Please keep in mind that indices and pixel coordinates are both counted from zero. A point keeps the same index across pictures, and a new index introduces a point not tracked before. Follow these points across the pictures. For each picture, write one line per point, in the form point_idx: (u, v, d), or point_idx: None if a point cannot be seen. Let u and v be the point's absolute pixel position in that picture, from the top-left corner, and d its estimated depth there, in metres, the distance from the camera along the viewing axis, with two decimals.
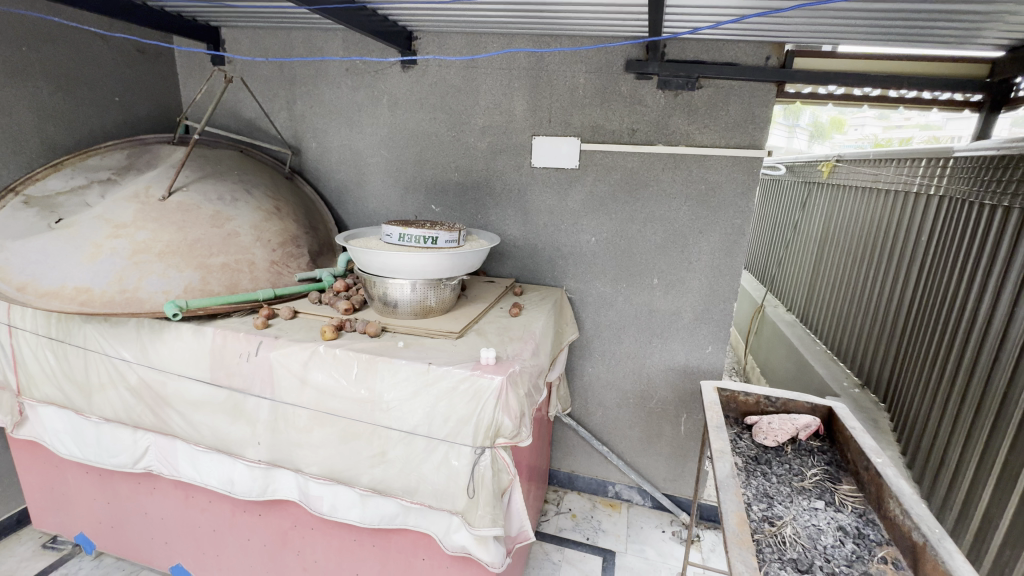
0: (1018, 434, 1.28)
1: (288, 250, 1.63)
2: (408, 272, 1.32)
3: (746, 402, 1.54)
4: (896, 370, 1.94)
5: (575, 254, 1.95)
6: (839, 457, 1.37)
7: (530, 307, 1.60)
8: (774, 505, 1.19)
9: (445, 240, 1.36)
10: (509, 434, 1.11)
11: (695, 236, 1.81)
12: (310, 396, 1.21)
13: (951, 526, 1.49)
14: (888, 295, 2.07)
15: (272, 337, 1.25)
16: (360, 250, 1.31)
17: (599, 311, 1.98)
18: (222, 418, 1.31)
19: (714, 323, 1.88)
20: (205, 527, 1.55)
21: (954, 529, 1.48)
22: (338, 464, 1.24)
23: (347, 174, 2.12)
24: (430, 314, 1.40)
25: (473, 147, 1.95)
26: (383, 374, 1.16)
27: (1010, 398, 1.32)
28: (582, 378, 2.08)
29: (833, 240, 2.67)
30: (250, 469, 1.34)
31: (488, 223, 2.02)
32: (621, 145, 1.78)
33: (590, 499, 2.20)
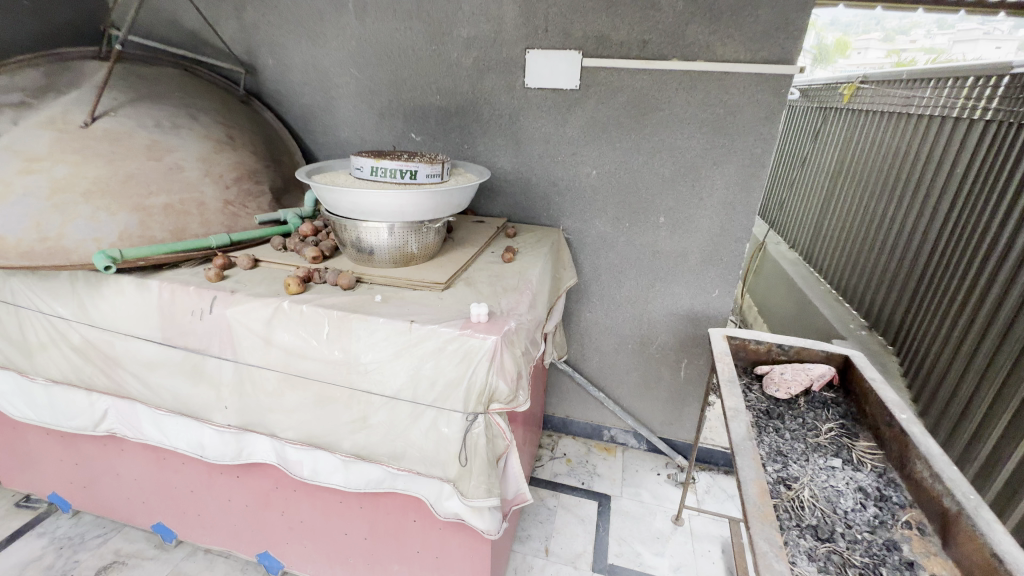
0: None
1: (246, 188, 1.42)
2: (383, 214, 1.12)
3: (757, 351, 1.43)
4: (912, 313, 1.84)
5: (573, 189, 1.75)
6: (855, 408, 1.29)
7: (525, 251, 1.43)
8: (790, 465, 1.11)
9: (425, 174, 1.17)
10: (505, 399, 0.98)
11: (708, 169, 1.61)
12: (277, 357, 1.07)
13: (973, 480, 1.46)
14: (909, 232, 1.92)
15: (227, 292, 1.08)
16: (326, 188, 1.11)
17: (598, 253, 1.82)
18: (181, 381, 1.17)
19: (722, 265, 1.73)
20: (183, 488, 1.46)
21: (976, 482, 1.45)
22: (316, 430, 1.12)
23: (312, 98, 1.84)
24: (413, 262, 1.23)
25: (457, 64, 1.68)
26: (358, 333, 1.01)
27: None
28: (579, 323, 1.96)
29: (849, 171, 2.48)
30: (219, 434, 1.22)
31: (475, 154, 1.79)
32: (628, 61, 1.53)
33: (585, 443, 2.17)
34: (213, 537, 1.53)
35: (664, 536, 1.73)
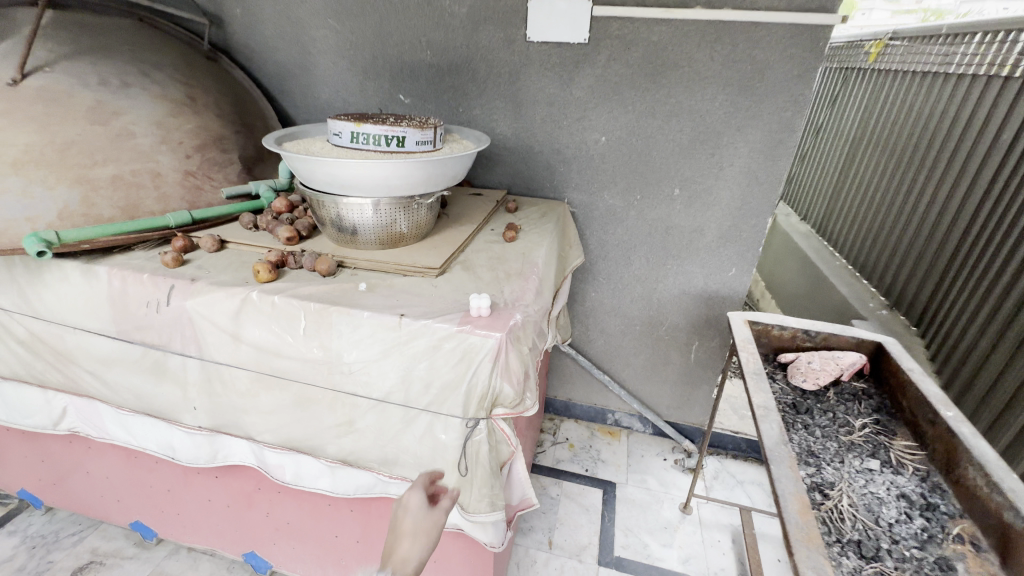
0: None
1: (211, 157, 1.25)
2: (367, 187, 0.96)
3: (780, 337, 1.31)
4: (944, 293, 1.72)
5: (580, 158, 1.58)
6: (889, 401, 1.18)
7: (528, 228, 1.28)
8: (823, 469, 1.01)
9: (413, 141, 1.00)
10: (510, 403, 0.86)
11: (731, 135, 1.45)
12: (247, 355, 0.93)
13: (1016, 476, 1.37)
14: (942, 205, 1.77)
15: (186, 280, 0.93)
16: (298, 157, 0.95)
17: (606, 229, 1.67)
18: (143, 379, 1.04)
19: (741, 242, 1.59)
20: (158, 487, 1.35)
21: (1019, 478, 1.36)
22: (297, 433, 1.00)
23: (287, 53, 1.64)
24: (402, 242, 1.08)
25: (450, 14, 1.48)
26: (340, 328, 0.87)
27: None
28: (583, 303, 1.83)
29: (871, 137, 2.30)
30: (190, 436, 1.10)
31: (471, 119, 1.61)
32: (646, 9, 1.34)
33: (588, 427, 2.08)
34: (195, 536, 1.43)
35: (672, 526, 1.66)
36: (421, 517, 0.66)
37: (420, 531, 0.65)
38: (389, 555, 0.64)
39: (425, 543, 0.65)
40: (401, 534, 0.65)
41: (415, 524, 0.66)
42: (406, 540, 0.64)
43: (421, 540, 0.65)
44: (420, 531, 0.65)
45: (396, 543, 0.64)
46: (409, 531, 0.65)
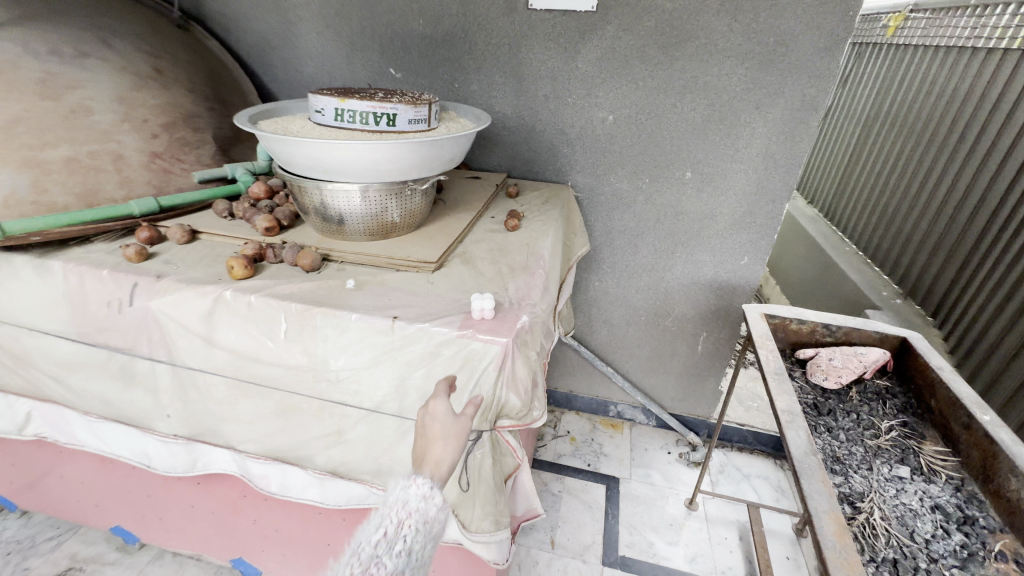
0: None
1: (181, 137, 1.13)
2: (354, 172, 0.86)
3: (798, 332, 1.23)
4: (966, 282, 1.63)
5: (585, 138, 1.48)
6: (915, 401, 1.11)
7: (532, 215, 1.19)
8: (850, 478, 0.94)
9: (405, 119, 0.89)
10: (516, 414, 0.77)
11: (749, 114, 1.34)
12: (223, 360, 0.84)
13: None
14: (965, 189, 1.68)
15: (151, 277, 0.83)
16: (274, 137, 0.83)
17: (612, 214, 1.58)
18: (111, 385, 0.94)
19: (756, 229, 1.50)
20: (137, 493, 1.26)
21: None
22: (282, 443, 0.91)
23: (266, 22, 1.50)
24: (394, 233, 0.98)
25: None
26: (325, 332, 0.77)
27: None
28: (587, 293, 1.74)
29: (885, 116, 2.19)
30: (165, 444, 1.00)
31: (468, 95, 1.49)
32: None
33: (589, 419, 2.02)
34: (178, 541, 1.34)
35: (678, 523, 1.61)
36: (449, 421, 0.63)
37: (451, 434, 0.62)
38: (421, 458, 0.62)
39: (457, 445, 0.62)
40: (432, 440, 0.62)
41: (444, 428, 0.63)
42: (438, 444, 0.62)
43: (453, 442, 0.62)
44: (451, 434, 0.62)
45: (428, 447, 0.62)
46: (440, 434, 0.62)
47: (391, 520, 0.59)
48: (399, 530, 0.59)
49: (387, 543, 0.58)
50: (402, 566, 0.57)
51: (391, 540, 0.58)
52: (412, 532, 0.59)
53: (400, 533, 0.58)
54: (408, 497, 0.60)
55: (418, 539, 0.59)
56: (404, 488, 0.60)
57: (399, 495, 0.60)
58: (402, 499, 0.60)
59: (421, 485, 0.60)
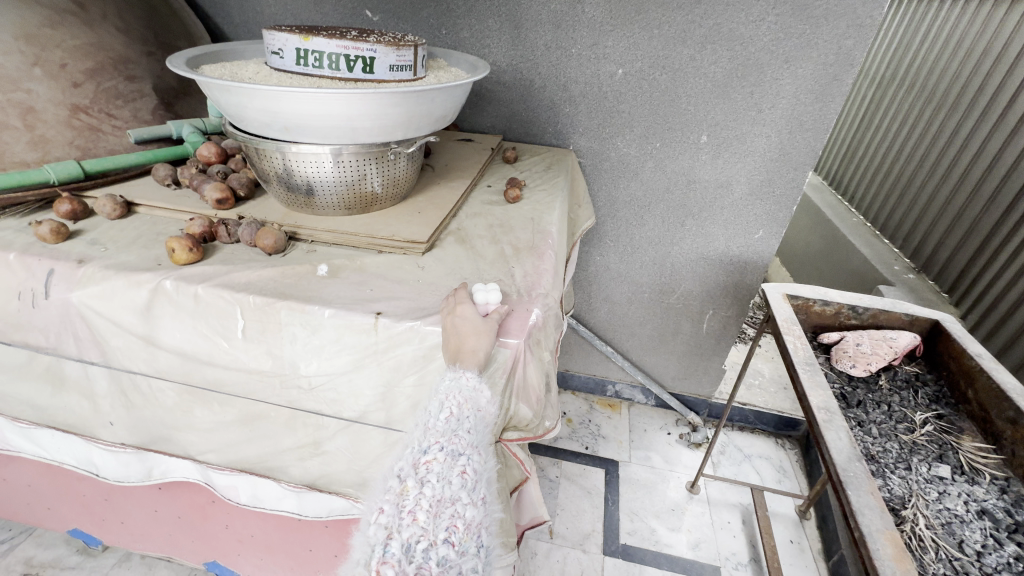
0: None
1: (112, 88, 0.93)
2: (322, 130, 0.69)
3: (822, 314, 1.12)
4: (990, 258, 1.54)
5: (590, 96, 1.31)
6: (948, 390, 1.03)
7: (534, 184, 1.04)
8: (890, 479, 0.85)
9: (385, 65, 0.72)
10: (527, 425, 0.65)
11: (776, 69, 1.19)
12: (171, 363, 0.69)
13: None
14: (995, 154, 1.56)
15: (70, 263, 0.66)
16: (219, 85, 0.66)
17: (617, 183, 1.43)
18: (39, 388, 0.79)
19: (773, 199, 1.37)
20: (92, 496, 1.12)
21: None
22: (249, 455, 0.78)
23: None
24: (374, 207, 0.83)
25: None
26: (292, 332, 0.63)
27: None
28: (587, 268, 1.61)
29: (902, 75, 2.04)
30: (113, 453, 0.86)
31: (457, 43, 1.30)
32: None
33: (586, 399, 1.93)
34: (145, 545, 1.21)
35: (680, 508, 1.55)
36: (477, 321, 0.59)
37: (483, 329, 0.58)
38: (455, 354, 0.57)
39: (490, 340, 0.58)
40: (464, 335, 0.57)
41: (473, 325, 0.58)
42: (472, 337, 0.57)
43: (486, 337, 0.57)
44: (483, 329, 0.58)
45: (461, 343, 0.57)
46: (472, 329, 0.58)
47: (453, 402, 0.55)
48: (462, 411, 0.54)
49: (456, 421, 0.54)
50: (477, 441, 0.54)
51: (460, 420, 0.54)
52: (475, 412, 0.55)
53: (465, 414, 0.54)
54: (460, 386, 0.56)
55: (479, 425, 0.55)
56: (453, 379, 0.56)
57: (449, 385, 0.56)
58: (455, 386, 0.56)
59: (469, 376, 0.56)
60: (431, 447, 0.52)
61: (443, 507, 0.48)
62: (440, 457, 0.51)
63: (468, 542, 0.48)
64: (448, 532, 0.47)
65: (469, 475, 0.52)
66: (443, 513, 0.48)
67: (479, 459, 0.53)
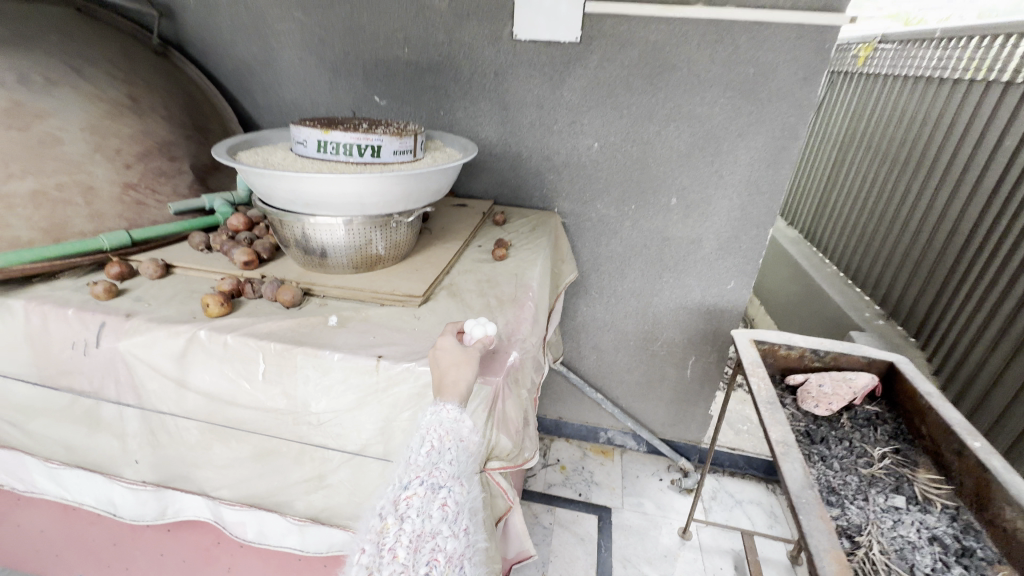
0: None
1: (157, 168, 1.09)
2: (336, 204, 0.83)
3: (788, 357, 1.22)
4: (946, 302, 1.67)
5: (571, 166, 1.48)
6: (905, 427, 1.11)
7: (519, 244, 1.17)
8: (848, 508, 0.93)
9: (391, 151, 0.88)
10: (507, 455, 0.74)
11: (731, 141, 1.36)
12: (196, 403, 0.79)
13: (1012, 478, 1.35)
14: (943, 210, 1.72)
15: (120, 316, 0.78)
16: (254, 172, 0.81)
17: (599, 240, 1.58)
18: (73, 429, 0.88)
19: (741, 254, 1.51)
20: (102, 541, 1.17)
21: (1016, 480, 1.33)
22: (259, 490, 0.86)
23: (246, 48, 1.49)
24: (378, 265, 0.96)
25: (428, 6, 1.35)
26: (306, 373, 0.74)
27: None
28: (575, 318, 1.73)
29: (859, 141, 2.26)
30: (133, 491, 0.94)
31: (454, 122, 1.49)
32: (643, 6, 1.24)
33: (580, 446, 1.98)
34: None
35: (672, 554, 1.57)
36: (457, 352, 0.67)
37: (460, 359, 0.66)
38: (439, 386, 0.64)
39: (469, 369, 0.65)
40: (445, 368, 0.65)
41: (454, 357, 0.66)
42: (451, 369, 0.65)
43: (463, 366, 0.65)
44: (461, 360, 0.66)
45: (442, 375, 0.65)
46: (452, 362, 0.66)
47: (434, 435, 0.61)
48: (443, 443, 0.61)
49: (436, 454, 0.60)
50: (457, 472, 0.60)
51: (440, 453, 0.60)
52: (456, 444, 0.62)
53: (446, 447, 0.61)
54: (440, 419, 0.62)
55: (459, 456, 0.61)
56: (434, 413, 0.63)
57: (431, 418, 0.62)
58: (436, 419, 0.62)
59: (450, 408, 0.63)
60: (412, 482, 0.58)
61: (423, 542, 0.54)
62: (420, 492, 0.57)
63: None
64: (427, 567, 0.53)
65: (449, 507, 0.57)
66: (423, 547, 0.54)
67: (460, 491, 0.59)
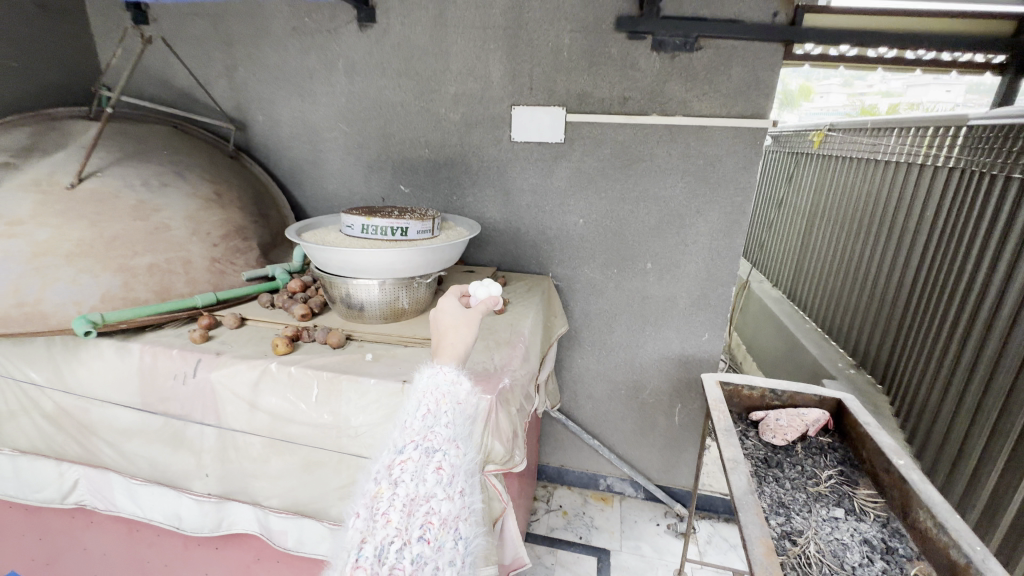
0: None
1: (234, 245, 1.41)
2: (374, 270, 1.12)
3: (750, 396, 1.41)
4: (898, 348, 1.86)
5: (561, 238, 1.78)
6: (852, 454, 1.28)
7: (516, 301, 1.44)
8: (793, 517, 1.10)
9: (416, 231, 1.17)
10: (500, 459, 0.95)
11: (691, 216, 1.66)
12: (262, 421, 1.03)
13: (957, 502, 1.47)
14: (889, 268, 1.96)
15: (212, 354, 1.05)
16: (317, 247, 1.10)
17: (588, 299, 1.83)
18: (160, 448, 1.12)
19: (711, 309, 1.75)
20: (156, 563, 1.35)
21: (960, 503, 1.46)
22: (303, 497, 1.06)
23: (301, 152, 1.87)
24: (403, 316, 1.22)
25: (444, 119, 1.72)
26: (348, 395, 0.98)
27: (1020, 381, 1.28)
28: (571, 369, 1.94)
29: (824, 211, 2.55)
30: (199, 503, 1.16)
31: (464, 205, 1.82)
32: (611, 116, 1.59)
33: (581, 493, 2.11)
34: None
35: None
36: (456, 316, 0.91)
37: (458, 324, 0.90)
38: (440, 345, 0.90)
39: (462, 332, 0.90)
40: (445, 330, 0.90)
41: (454, 319, 0.90)
42: (450, 332, 0.90)
43: (459, 331, 0.90)
44: (458, 324, 0.90)
45: (443, 336, 0.90)
46: (452, 325, 0.90)
47: (429, 402, 0.82)
48: (437, 410, 0.82)
49: (432, 420, 0.80)
50: (450, 436, 0.80)
51: (436, 418, 0.80)
52: (450, 410, 0.82)
53: (440, 412, 0.81)
54: (437, 382, 0.85)
55: (453, 412, 0.82)
56: (432, 376, 0.86)
57: (427, 384, 0.85)
58: (432, 383, 0.85)
59: (448, 372, 0.86)
60: (407, 448, 0.77)
61: (416, 506, 0.72)
62: (414, 457, 0.76)
63: (442, 535, 0.72)
64: (422, 530, 0.71)
65: (439, 472, 0.76)
66: (417, 511, 0.72)
67: (450, 456, 0.77)
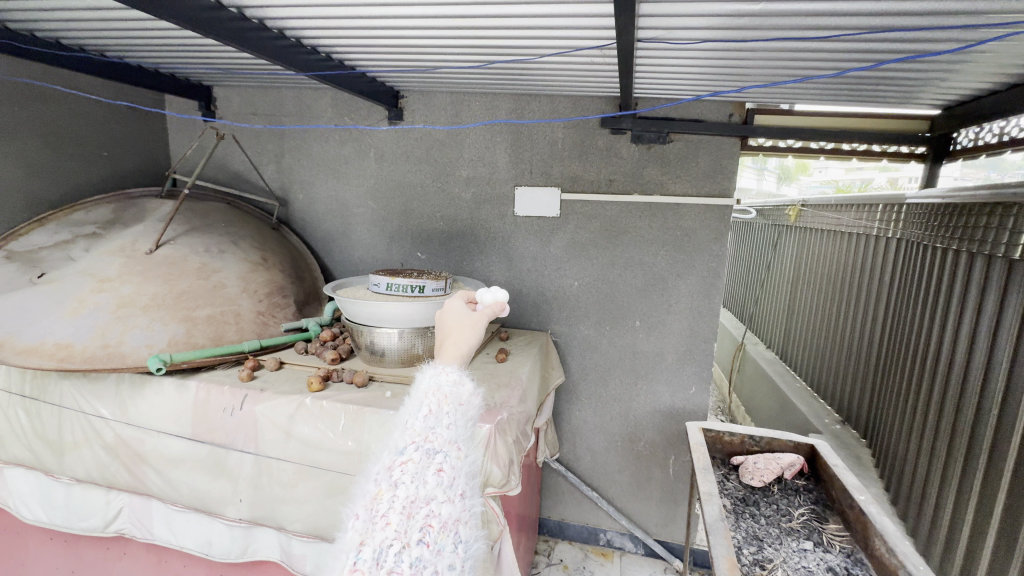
0: (968, 456, 1.37)
1: (275, 302, 1.65)
2: (396, 320, 1.34)
3: (731, 442, 1.54)
4: (875, 401, 1.98)
5: (559, 298, 2.00)
6: (825, 494, 1.39)
7: (518, 352, 1.63)
8: (765, 548, 1.22)
9: (431, 288, 1.39)
10: (498, 482, 1.10)
11: (673, 279, 1.88)
12: (295, 449, 1.20)
13: (924, 547, 1.53)
14: (862, 325, 2.12)
15: (257, 391, 1.24)
16: (349, 300, 1.33)
17: (583, 354, 2.01)
18: (202, 476, 1.27)
19: (696, 363, 1.91)
20: None
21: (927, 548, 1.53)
22: (323, 522, 1.20)
23: (333, 224, 2.17)
24: (418, 362, 1.42)
25: (458, 197, 2.02)
26: (371, 426, 1.16)
27: (960, 425, 1.42)
28: (570, 421, 2.07)
29: (806, 275, 2.76)
30: (230, 528, 1.30)
31: (474, 270, 2.06)
32: (599, 195, 1.87)
33: (582, 548, 2.15)
34: None
35: None
36: (463, 318, 0.99)
37: (464, 325, 0.98)
38: (441, 344, 0.97)
39: (466, 333, 0.98)
40: (450, 330, 0.98)
41: (461, 320, 0.99)
42: (454, 333, 0.97)
43: (465, 333, 0.98)
44: (464, 325, 0.98)
45: (447, 335, 0.98)
46: (457, 326, 0.98)
47: (431, 402, 0.91)
48: (439, 409, 0.90)
49: (432, 421, 0.89)
50: (451, 439, 0.89)
51: (436, 419, 0.89)
52: (452, 410, 0.91)
53: (442, 412, 0.90)
54: (439, 379, 0.93)
55: (453, 413, 0.91)
56: (434, 373, 0.93)
57: (430, 381, 0.93)
58: (433, 380, 0.93)
59: (450, 372, 0.94)
60: (407, 451, 0.86)
61: (415, 509, 0.82)
62: (415, 458, 0.85)
63: (440, 539, 0.82)
64: (421, 534, 0.80)
65: (437, 473, 0.85)
66: (415, 514, 0.82)
67: (450, 459, 0.87)
